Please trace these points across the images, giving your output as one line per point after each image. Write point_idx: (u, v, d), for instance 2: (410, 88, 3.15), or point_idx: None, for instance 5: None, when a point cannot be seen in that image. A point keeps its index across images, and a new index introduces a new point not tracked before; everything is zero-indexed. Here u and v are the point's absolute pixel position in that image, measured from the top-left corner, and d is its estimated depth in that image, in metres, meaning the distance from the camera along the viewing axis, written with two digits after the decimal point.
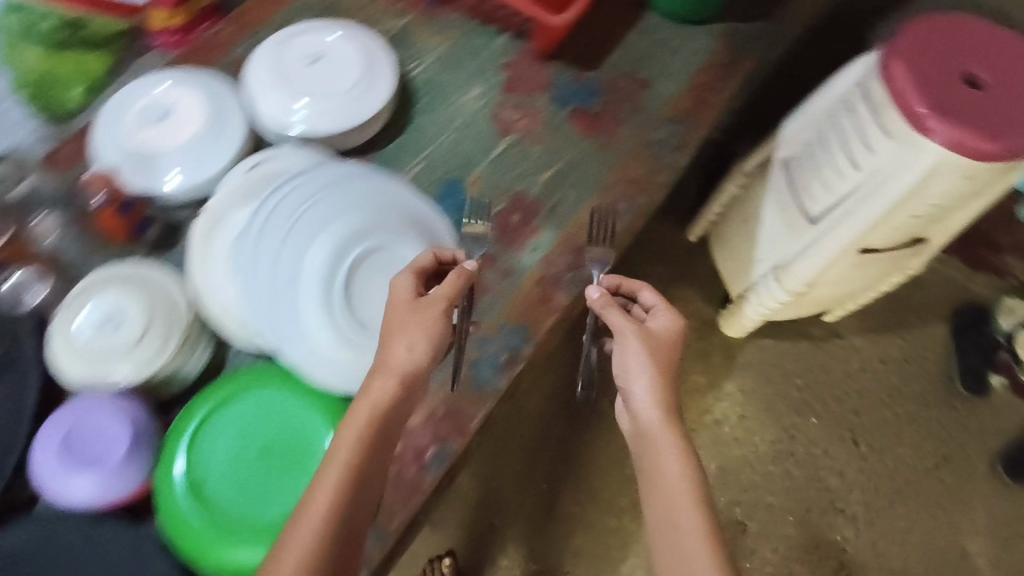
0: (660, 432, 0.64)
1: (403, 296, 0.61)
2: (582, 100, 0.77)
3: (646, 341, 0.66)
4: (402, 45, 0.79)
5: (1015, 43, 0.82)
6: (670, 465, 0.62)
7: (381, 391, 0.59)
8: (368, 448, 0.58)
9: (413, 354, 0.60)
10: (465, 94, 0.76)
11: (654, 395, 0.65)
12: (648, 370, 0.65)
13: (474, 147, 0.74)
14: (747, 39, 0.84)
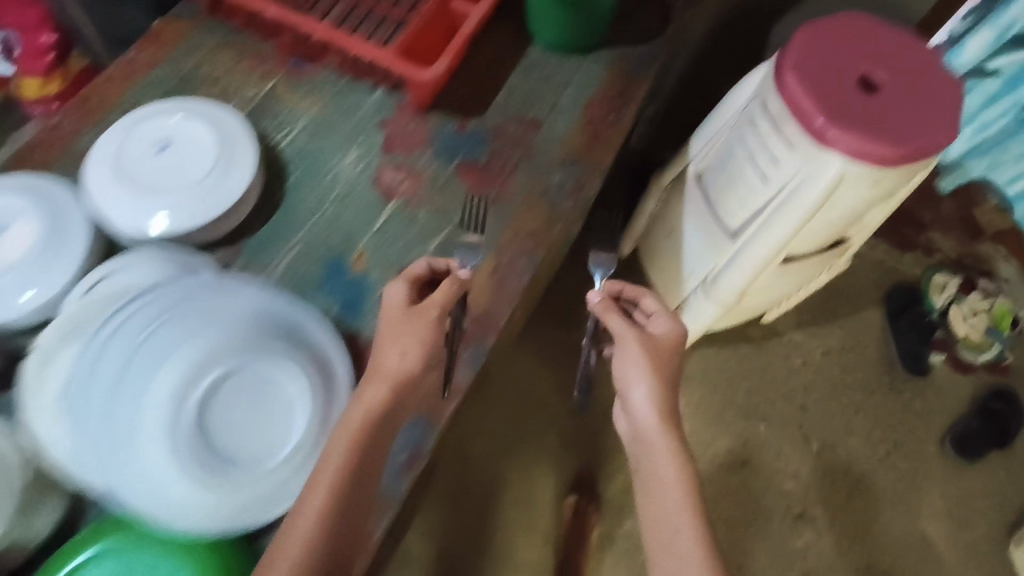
0: (660, 434, 0.66)
1: (397, 302, 0.59)
2: (468, 151, 0.73)
3: (648, 347, 0.69)
4: (268, 114, 0.74)
5: (911, 40, 0.80)
6: (669, 463, 0.64)
7: (381, 396, 0.55)
8: (360, 453, 0.53)
9: (411, 358, 0.56)
10: (341, 161, 0.72)
11: (655, 397, 0.67)
12: (645, 372, 0.67)
13: (355, 218, 0.69)
14: (637, 63, 0.81)
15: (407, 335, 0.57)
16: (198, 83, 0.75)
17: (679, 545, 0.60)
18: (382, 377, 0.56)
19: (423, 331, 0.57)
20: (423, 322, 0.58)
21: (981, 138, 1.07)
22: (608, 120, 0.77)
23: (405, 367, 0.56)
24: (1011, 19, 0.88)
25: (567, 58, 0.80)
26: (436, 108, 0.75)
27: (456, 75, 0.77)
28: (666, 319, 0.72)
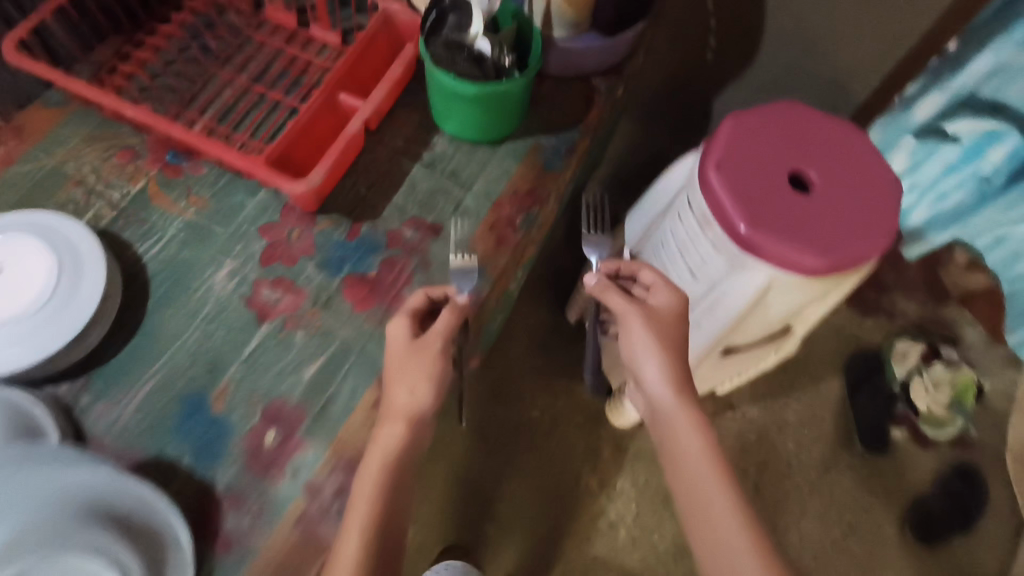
0: (682, 419, 0.58)
1: (398, 344, 0.56)
2: (357, 262, 0.66)
3: (654, 324, 0.60)
4: (138, 219, 0.66)
5: (846, 134, 0.75)
6: (696, 447, 0.57)
7: (397, 435, 0.53)
8: (390, 484, 0.51)
9: (422, 392, 0.54)
10: (214, 274, 0.64)
11: (674, 382, 0.58)
12: (657, 354, 0.58)
13: (225, 342, 0.61)
14: (551, 156, 0.75)
15: (414, 371, 0.54)
16: (60, 183, 0.68)
17: (725, 531, 0.53)
18: (396, 417, 0.53)
19: (426, 372, 0.54)
20: (429, 359, 0.55)
21: (938, 208, 0.88)
22: (516, 221, 0.71)
23: (414, 404, 0.54)
24: (963, 82, 0.74)
25: (474, 151, 0.74)
26: (325, 211, 0.68)
27: (349, 173, 0.70)
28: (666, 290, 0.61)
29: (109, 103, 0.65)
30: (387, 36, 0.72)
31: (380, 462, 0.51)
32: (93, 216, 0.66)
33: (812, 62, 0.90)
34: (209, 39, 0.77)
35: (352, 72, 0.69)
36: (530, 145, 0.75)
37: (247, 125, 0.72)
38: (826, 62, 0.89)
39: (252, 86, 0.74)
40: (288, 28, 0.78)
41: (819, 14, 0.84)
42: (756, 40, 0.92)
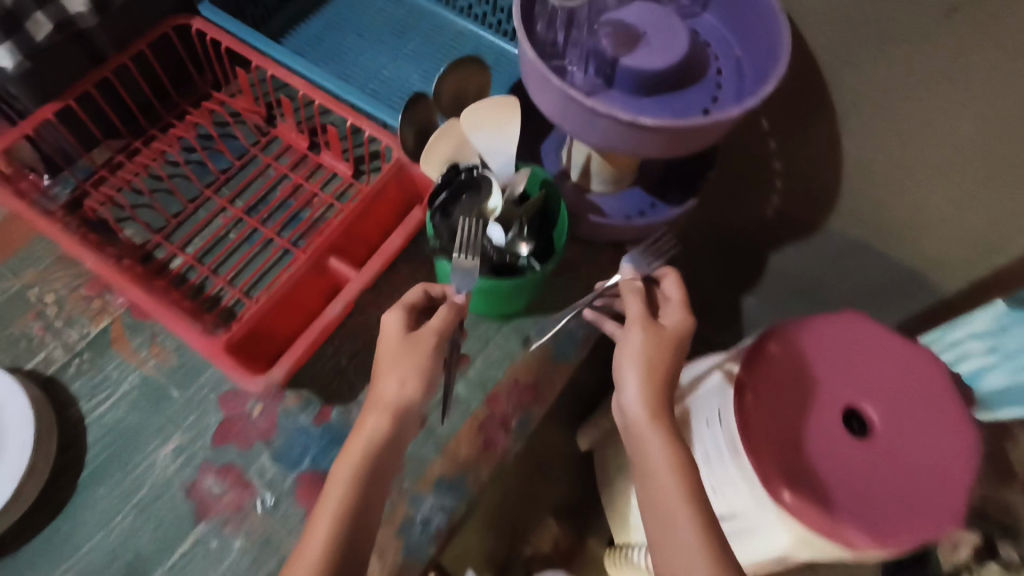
0: (650, 430, 0.46)
1: (391, 337, 0.50)
2: (319, 456, 0.58)
3: (652, 335, 0.49)
4: (92, 365, 0.58)
5: (916, 358, 0.60)
6: (664, 462, 0.45)
7: (376, 428, 0.47)
8: (361, 487, 0.45)
9: (406, 386, 0.48)
10: (158, 451, 0.56)
11: (643, 398, 0.47)
12: (643, 369, 0.47)
13: (155, 539, 0.53)
14: (564, 339, 0.64)
15: (399, 369, 0.48)
16: (17, 311, 0.60)
17: (689, 559, 0.41)
18: (378, 407, 0.47)
19: (417, 368, 0.48)
20: (422, 359, 0.49)
21: (1019, 385, 0.60)
22: (510, 421, 0.61)
23: (394, 392, 0.47)
24: None
25: (477, 325, 0.64)
26: (296, 383, 0.60)
27: (331, 338, 0.62)
28: (679, 307, 0.51)
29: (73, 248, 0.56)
30: (398, 182, 0.62)
31: (356, 461, 0.45)
32: (43, 358, 0.58)
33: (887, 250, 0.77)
34: (212, 152, 0.69)
35: (349, 229, 0.59)
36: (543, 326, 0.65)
37: (233, 265, 0.64)
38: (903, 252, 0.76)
39: (245, 216, 0.66)
40: (298, 148, 0.70)
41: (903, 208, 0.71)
42: (824, 213, 0.79)
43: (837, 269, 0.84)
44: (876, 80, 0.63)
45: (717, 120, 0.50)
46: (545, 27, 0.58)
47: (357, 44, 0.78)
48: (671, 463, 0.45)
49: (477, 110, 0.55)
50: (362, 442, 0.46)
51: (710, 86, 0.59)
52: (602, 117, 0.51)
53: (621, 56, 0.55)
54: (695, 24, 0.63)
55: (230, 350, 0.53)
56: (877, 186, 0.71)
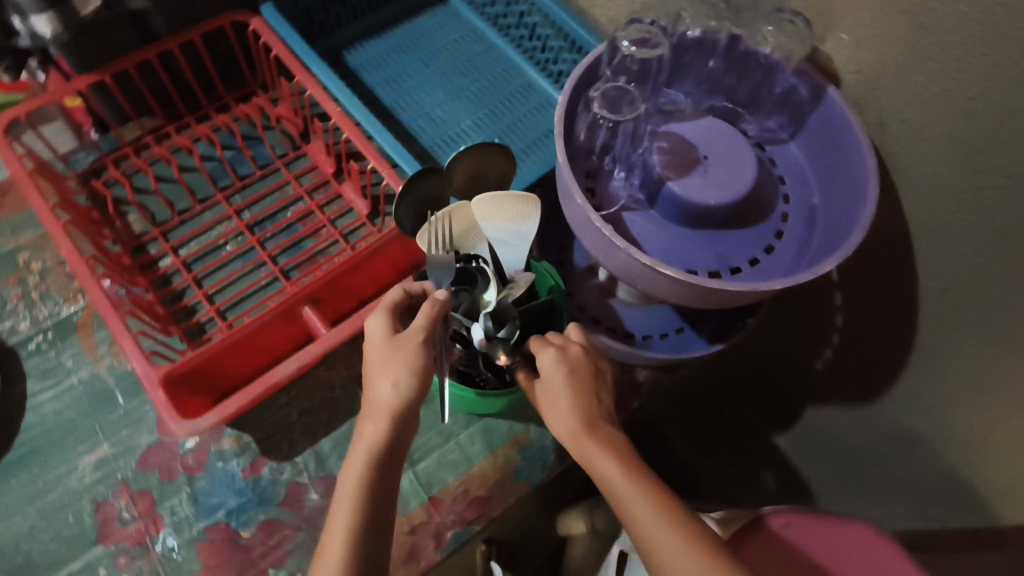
0: (596, 456, 0.40)
1: (374, 344, 0.43)
2: (237, 512, 0.54)
3: (552, 373, 0.43)
4: (51, 349, 0.58)
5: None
6: (624, 486, 0.39)
7: (373, 435, 0.40)
8: (367, 499, 0.38)
9: (400, 380, 0.41)
10: (81, 456, 0.54)
11: (574, 428, 0.41)
12: (566, 405, 0.42)
13: (48, 549, 0.51)
14: (529, 461, 0.60)
15: (391, 363, 0.42)
16: (3, 270, 0.60)
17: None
18: (373, 408, 0.41)
19: (411, 365, 0.41)
20: (415, 354, 0.42)
21: None
22: (444, 534, 0.57)
23: (384, 389, 0.41)
24: None
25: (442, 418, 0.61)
26: (238, 426, 0.57)
27: (288, 388, 0.58)
28: (541, 346, 0.45)
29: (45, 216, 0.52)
30: (399, 243, 0.56)
31: (361, 464, 0.38)
32: (8, 328, 0.58)
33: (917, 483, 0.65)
34: (237, 156, 0.67)
35: (334, 282, 0.54)
36: (511, 439, 0.61)
37: (218, 279, 0.61)
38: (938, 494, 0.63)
39: (248, 231, 0.64)
40: (323, 172, 0.66)
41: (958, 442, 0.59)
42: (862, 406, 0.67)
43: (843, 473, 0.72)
44: (968, 292, 0.51)
45: (751, 288, 0.43)
46: (587, 133, 0.51)
47: (418, 73, 0.73)
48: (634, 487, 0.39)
49: (492, 201, 0.49)
50: (358, 452, 0.39)
51: (770, 229, 0.51)
52: (621, 251, 0.45)
53: (668, 178, 0.48)
54: (775, 153, 0.54)
55: (164, 380, 0.48)
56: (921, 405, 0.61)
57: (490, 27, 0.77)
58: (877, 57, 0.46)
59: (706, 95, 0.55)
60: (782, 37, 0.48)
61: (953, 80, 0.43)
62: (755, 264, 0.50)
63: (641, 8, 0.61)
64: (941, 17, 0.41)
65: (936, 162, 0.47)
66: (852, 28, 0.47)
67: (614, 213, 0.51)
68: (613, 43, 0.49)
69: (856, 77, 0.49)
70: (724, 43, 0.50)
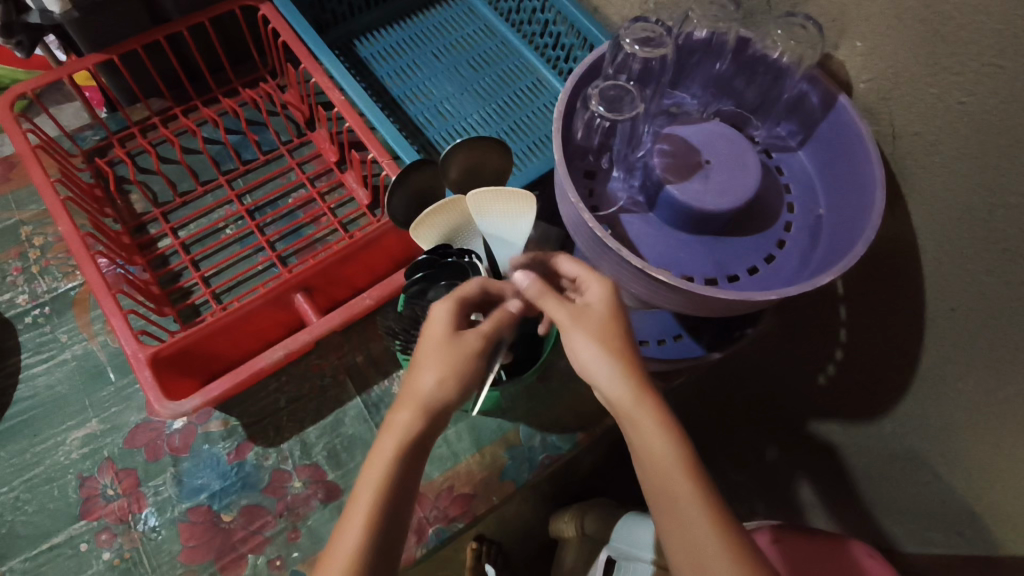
0: (638, 415, 0.35)
1: (432, 334, 0.37)
2: (219, 496, 0.54)
3: (603, 318, 0.37)
4: (49, 323, 0.60)
5: None
6: (664, 454, 0.34)
7: (407, 426, 0.35)
8: (390, 493, 0.34)
9: (453, 381, 0.36)
10: (70, 432, 0.56)
11: (624, 385, 0.35)
12: (614, 358, 0.36)
13: (32, 521, 0.52)
14: (518, 462, 0.60)
15: (445, 361, 0.36)
16: (6, 244, 0.62)
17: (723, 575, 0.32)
18: (416, 398, 0.36)
19: (468, 371, 0.37)
20: (473, 363, 0.37)
21: None
22: (426, 529, 0.57)
23: (435, 386, 0.36)
24: None
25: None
26: (226, 410, 0.57)
27: (279, 374, 0.58)
28: (593, 278, 0.39)
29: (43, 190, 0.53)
30: (394, 235, 0.55)
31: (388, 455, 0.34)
32: (8, 301, 0.60)
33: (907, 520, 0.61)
34: (242, 140, 0.67)
35: (328, 271, 0.54)
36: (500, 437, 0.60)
37: (216, 262, 0.61)
38: (933, 532, 0.59)
39: (248, 215, 0.64)
40: (327, 160, 0.66)
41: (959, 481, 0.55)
42: (856, 431, 0.63)
43: (835, 499, 0.69)
44: (976, 319, 0.47)
45: (742, 297, 0.41)
46: (585, 132, 0.50)
47: (428, 66, 0.73)
48: (678, 462, 0.34)
49: (486, 196, 0.47)
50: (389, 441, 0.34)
51: (772, 238, 0.50)
52: (612, 253, 0.44)
53: (668, 181, 0.47)
54: (782, 161, 0.53)
55: (152, 362, 0.48)
56: (920, 436, 0.57)
57: (504, 22, 0.76)
58: (892, 65, 0.45)
59: (713, 98, 0.54)
60: (791, 42, 0.46)
61: (967, 92, 0.41)
62: (753, 273, 0.48)
63: (654, 6, 0.60)
64: (958, 25, 0.39)
65: (948, 176, 0.45)
66: (868, 34, 0.45)
67: (612, 214, 0.50)
68: (615, 40, 0.48)
69: (870, 85, 0.47)
70: (732, 45, 0.50)
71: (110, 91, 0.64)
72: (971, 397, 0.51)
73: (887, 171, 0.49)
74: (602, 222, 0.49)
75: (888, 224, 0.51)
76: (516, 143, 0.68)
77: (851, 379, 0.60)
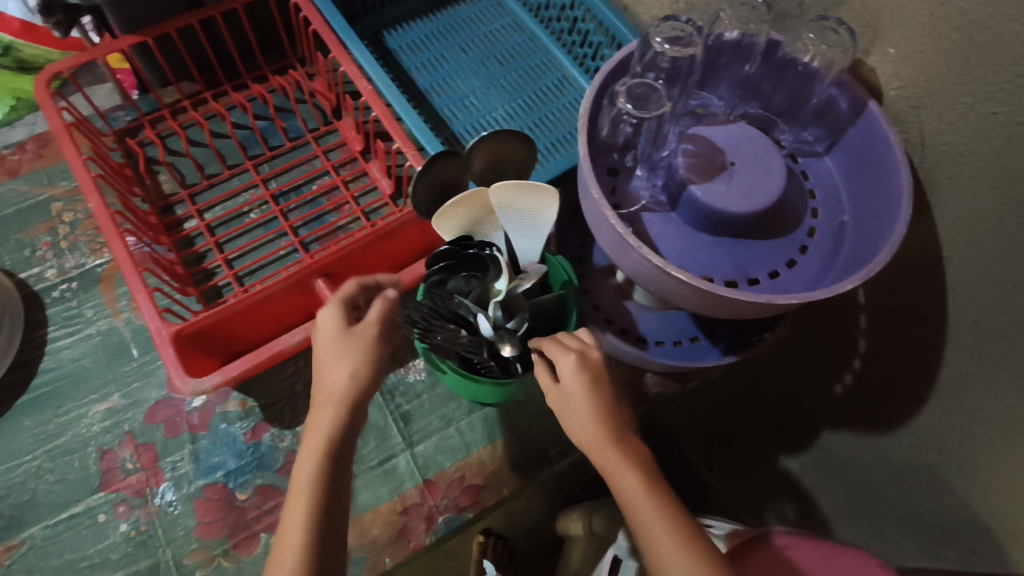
0: (614, 461, 0.39)
1: (326, 338, 0.41)
2: (235, 475, 0.55)
3: (575, 380, 0.40)
4: (76, 298, 0.61)
5: None
6: (638, 488, 0.38)
7: (333, 421, 0.38)
8: (325, 484, 0.36)
9: (357, 367, 0.39)
10: (93, 405, 0.57)
11: (597, 433, 0.39)
12: (584, 412, 0.40)
13: (53, 490, 0.54)
14: (528, 456, 0.60)
15: (346, 356, 0.40)
16: (36, 218, 0.64)
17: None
18: (327, 394, 0.39)
19: (368, 357, 0.40)
20: (372, 351, 0.40)
21: None
22: (436, 517, 0.58)
23: (336, 374, 0.39)
24: None
25: (447, 403, 0.62)
26: (244, 390, 0.58)
27: (297, 358, 0.59)
28: (562, 351, 0.41)
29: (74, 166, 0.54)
30: (417, 225, 0.56)
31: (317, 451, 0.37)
32: (38, 274, 0.62)
33: (920, 537, 0.59)
34: (270, 127, 0.68)
35: (349, 258, 0.55)
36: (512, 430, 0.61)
37: (239, 245, 0.62)
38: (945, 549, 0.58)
39: (272, 200, 0.64)
40: (352, 149, 0.67)
41: (975, 498, 0.54)
42: (871, 443, 0.63)
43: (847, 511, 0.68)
44: (1000, 333, 0.47)
45: (762, 300, 0.41)
46: (610, 129, 0.50)
47: (454, 59, 0.73)
48: (649, 496, 0.37)
49: (509, 191, 0.47)
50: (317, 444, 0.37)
51: (794, 243, 0.49)
52: (633, 251, 0.44)
53: (691, 181, 0.47)
54: (808, 165, 0.52)
55: (173, 339, 0.49)
56: (938, 450, 0.55)
57: (533, 18, 0.76)
58: (925, 73, 0.44)
59: (740, 100, 0.54)
60: (823, 46, 0.46)
61: (1002, 102, 0.40)
62: (774, 278, 0.48)
63: (684, 7, 0.59)
64: (995, 35, 0.39)
65: (977, 188, 0.44)
66: (901, 41, 0.45)
67: (634, 212, 0.51)
68: (644, 39, 0.48)
69: (900, 93, 0.47)
70: (761, 47, 0.49)
71: (143, 73, 0.65)
72: (991, 413, 0.50)
73: (915, 179, 0.49)
74: (623, 220, 0.49)
75: (914, 233, 0.51)
76: (540, 139, 0.69)
77: (869, 389, 0.60)
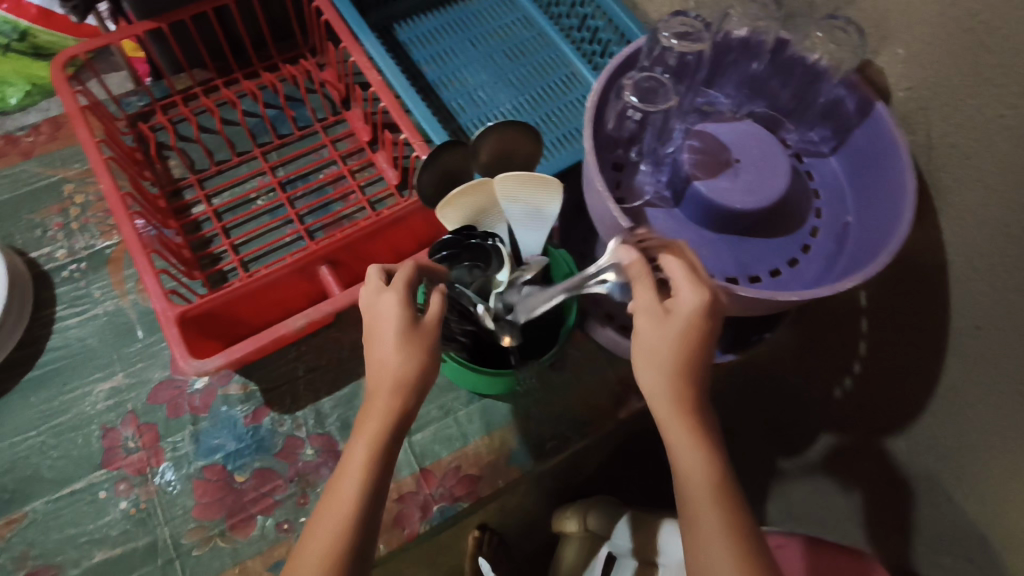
0: (680, 434, 0.35)
1: (387, 324, 0.38)
2: (233, 457, 0.56)
3: (668, 331, 0.35)
4: (85, 279, 0.62)
5: None
6: (700, 470, 0.34)
7: (395, 404, 0.37)
8: (378, 470, 0.36)
9: (426, 363, 0.38)
10: (96, 385, 0.58)
11: (671, 402, 0.35)
12: (671, 368, 0.35)
13: (56, 466, 0.55)
14: (526, 448, 0.60)
15: (411, 349, 0.38)
16: (48, 199, 0.65)
17: None
18: (388, 380, 0.37)
19: (432, 354, 0.38)
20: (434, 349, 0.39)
21: None
22: (431, 506, 0.58)
23: (402, 366, 0.37)
24: None
25: (446, 393, 0.62)
26: (246, 374, 0.59)
27: (298, 343, 0.60)
28: (689, 284, 0.36)
29: (87, 147, 0.54)
30: (421, 215, 0.56)
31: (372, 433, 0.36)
32: (47, 254, 0.63)
33: (916, 544, 0.58)
34: (279, 115, 0.69)
35: (353, 245, 0.55)
36: (509, 423, 0.61)
37: (246, 231, 0.63)
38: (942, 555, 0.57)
39: (280, 187, 0.65)
40: (359, 139, 0.68)
41: (973, 506, 0.53)
42: (870, 448, 0.62)
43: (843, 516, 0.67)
44: (1002, 338, 0.46)
45: (762, 296, 0.41)
46: (616, 122, 0.50)
47: (465, 53, 0.74)
48: (712, 484, 0.34)
49: (513, 181, 0.47)
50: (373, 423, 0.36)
51: (797, 242, 0.50)
52: None
53: (695, 177, 0.47)
54: (813, 166, 0.53)
55: (178, 320, 0.50)
56: (938, 458, 0.55)
57: (543, 14, 0.76)
58: (933, 74, 0.44)
59: (746, 99, 0.54)
60: (831, 46, 0.46)
61: (1009, 105, 0.40)
62: (777, 276, 0.48)
63: (695, 5, 0.59)
64: (1005, 36, 0.39)
65: (982, 192, 0.44)
66: (910, 42, 0.45)
67: (637, 207, 0.51)
68: (653, 33, 0.48)
69: (909, 94, 0.47)
70: (770, 45, 0.49)
71: (156, 59, 0.66)
72: (991, 418, 0.49)
73: (920, 182, 0.49)
74: (627, 214, 0.50)
75: (918, 235, 0.50)
76: (547, 135, 0.69)
77: (871, 393, 0.59)
